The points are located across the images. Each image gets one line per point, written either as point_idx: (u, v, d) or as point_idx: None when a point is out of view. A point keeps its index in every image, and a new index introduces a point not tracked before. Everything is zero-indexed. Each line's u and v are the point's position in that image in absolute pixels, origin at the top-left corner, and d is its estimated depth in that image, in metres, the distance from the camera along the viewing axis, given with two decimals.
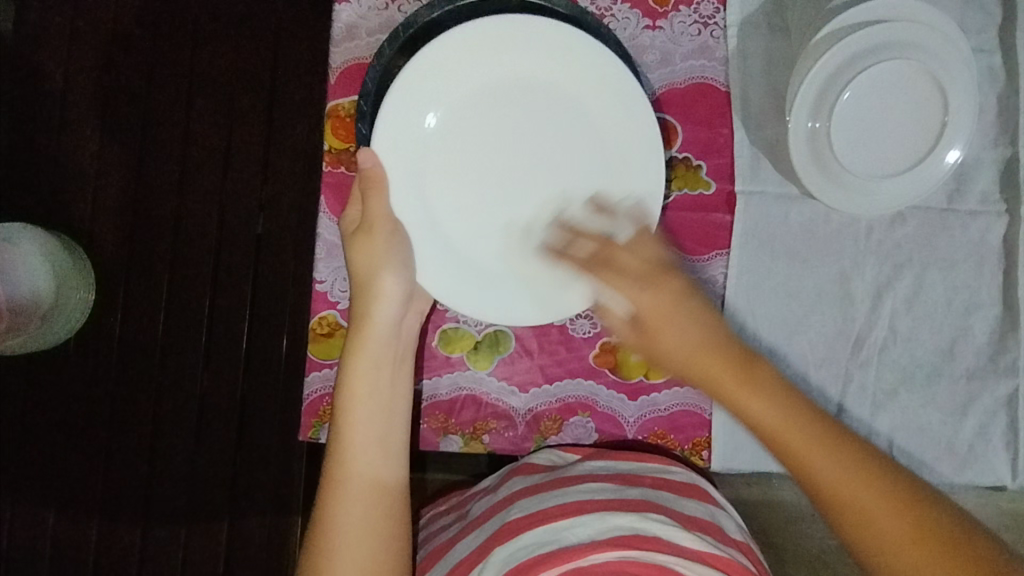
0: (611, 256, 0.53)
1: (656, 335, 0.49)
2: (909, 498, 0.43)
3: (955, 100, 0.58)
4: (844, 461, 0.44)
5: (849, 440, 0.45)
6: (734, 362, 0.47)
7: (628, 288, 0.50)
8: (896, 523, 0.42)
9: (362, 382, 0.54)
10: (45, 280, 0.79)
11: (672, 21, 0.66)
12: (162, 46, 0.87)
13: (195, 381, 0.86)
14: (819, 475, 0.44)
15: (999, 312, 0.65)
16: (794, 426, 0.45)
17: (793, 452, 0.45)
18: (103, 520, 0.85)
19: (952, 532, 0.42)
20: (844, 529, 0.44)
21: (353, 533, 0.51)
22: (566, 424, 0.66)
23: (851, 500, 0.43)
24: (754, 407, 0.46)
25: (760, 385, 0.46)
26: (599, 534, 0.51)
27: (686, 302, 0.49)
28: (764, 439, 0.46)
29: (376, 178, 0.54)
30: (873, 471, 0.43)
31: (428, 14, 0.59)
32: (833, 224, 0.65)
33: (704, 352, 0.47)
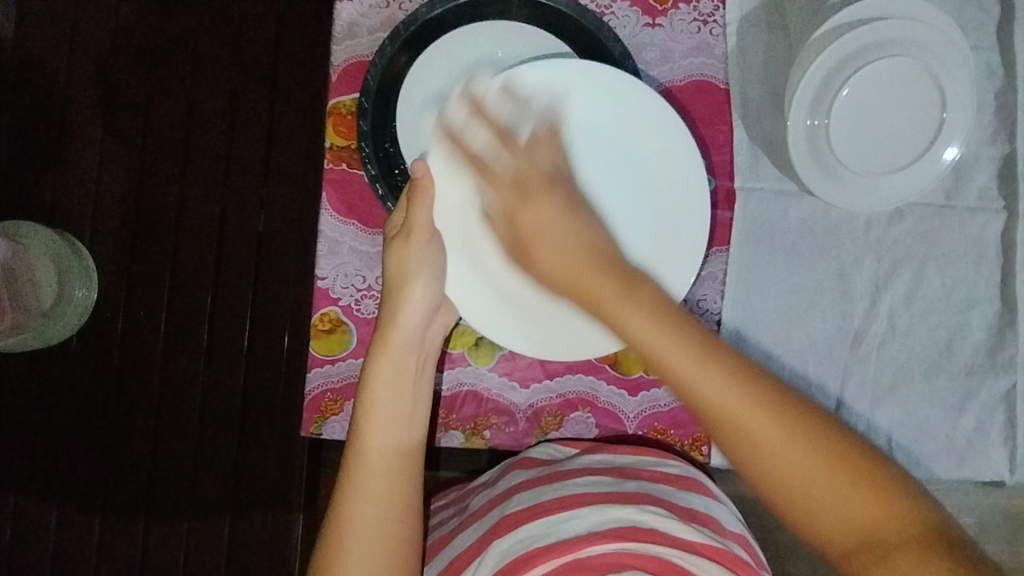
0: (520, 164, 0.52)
1: (534, 247, 0.50)
2: (787, 408, 0.41)
3: (953, 97, 0.59)
4: (721, 373, 0.41)
5: (719, 345, 0.43)
6: (613, 277, 0.46)
7: (508, 196, 0.52)
8: (794, 449, 0.40)
9: (386, 386, 0.55)
10: (47, 277, 0.81)
11: (671, 19, 0.67)
12: (163, 45, 0.87)
13: (196, 378, 0.86)
14: (697, 391, 0.42)
15: (997, 307, 0.65)
16: (665, 338, 0.43)
17: (668, 371, 0.42)
18: (104, 517, 0.85)
19: (839, 441, 0.40)
20: (729, 453, 0.42)
21: (374, 531, 0.50)
22: (566, 420, 0.67)
23: (735, 418, 0.41)
24: (636, 322, 0.44)
25: (636, 300, 0.45)
26: (596, 526, 0.51)
27: (565, 210, 0.50)
28: (645, 358, 0.44)
29: (424, 187, 0.52)
30: (748, 378, 0.42)
31: (428, 12, 0.59)
32: (832, 220, 0.65)
33: (587, 267, 0.47)
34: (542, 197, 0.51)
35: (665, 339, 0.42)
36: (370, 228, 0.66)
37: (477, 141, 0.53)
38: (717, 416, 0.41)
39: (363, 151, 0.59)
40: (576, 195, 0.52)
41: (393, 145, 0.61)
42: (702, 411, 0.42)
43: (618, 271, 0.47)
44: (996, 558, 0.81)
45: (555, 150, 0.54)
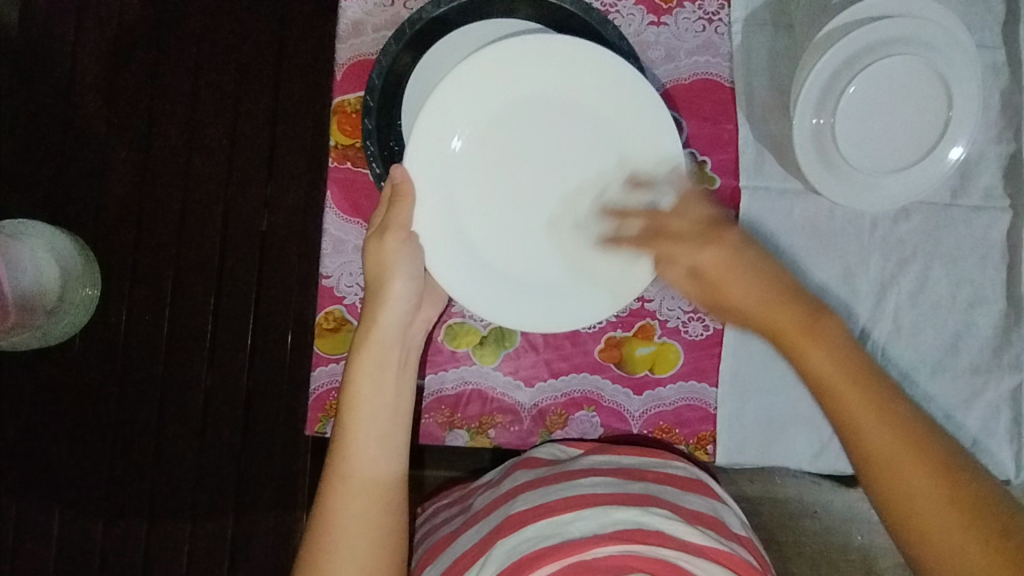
0: (660, 225, 0.54)
1: (722, 291, 0.50)
2: (954, 478, 0.42)
3: (959, 95, 0.59)
4: (894, 428, 0.44)
5: (897, 399, 0.45)
6: (804, 318, 0.48)
7: (680, 247, 0.52)
8: (938, 500, 0.42)
9: (367, 384, 0.54)
10: (53, 277, 0.80)
11: (677, 18, 0.67)
12: (168, 43, 0.87)
13: (200, 377, 0.86)
14: (863, 434, 0.44)
15: (1003, 307, 0.65)
16: (845, 376, 0.45)
17: (840, 406, 0.45)
18: (108, 516, 0.85)
19: (1004, 522, 0.41)
20: (884, 505, 0.43)
21: (354, 533, 0.51)
22: (571, 419, 0.66)
23: (897, 470, 0.43)
24: (813, 358, 0.46)
25: (826, 337, 0.46)
26: (602, 528, 0.51)
27: (746, 259, 0.50)
28: (820, 394, 0.46)
29: (404, 190, 0.53)
30: (920, 441, 0.43)
31: (434, 11, 0.59)
32: (837, 219, 0.65)
33: (773, 301, 0.49)
34: (721, 237, 0.51)
35: (845, 378, 0.45)
36: None
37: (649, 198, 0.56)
38: (878, 466, 0.43)
39: (368, 150, 0.59)
40: (751, 242, 0.51)
41: (398, 144, 0.61)
42: (861, 454, 0.44)
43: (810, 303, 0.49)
44: None
45: (708, 202, 0.54)
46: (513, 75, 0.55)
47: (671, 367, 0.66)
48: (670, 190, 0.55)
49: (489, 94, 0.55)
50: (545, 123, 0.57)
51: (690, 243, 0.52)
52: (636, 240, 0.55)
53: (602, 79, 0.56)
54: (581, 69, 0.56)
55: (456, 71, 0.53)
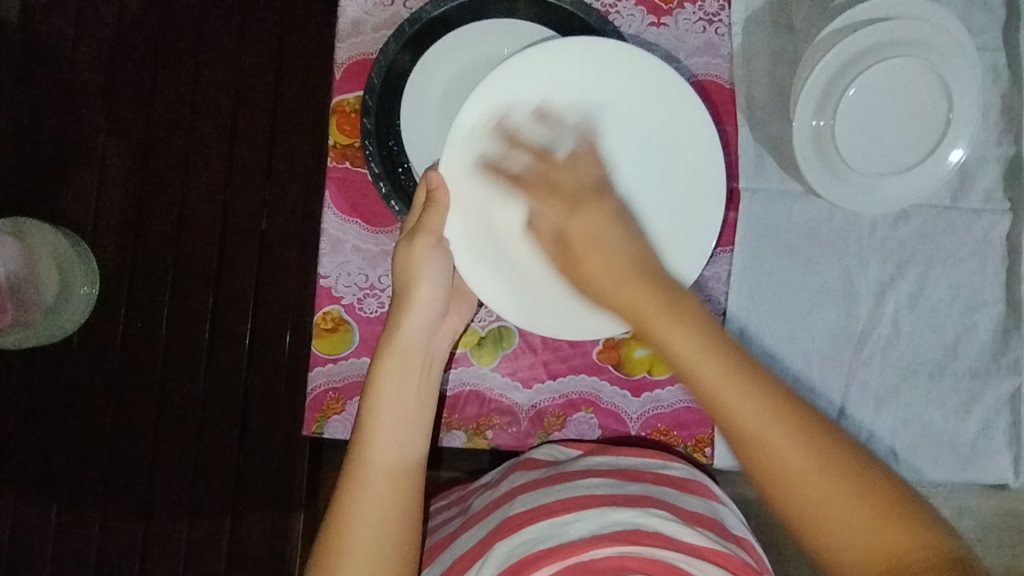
0: (547, 174, 0.52)
1: (584, 264, 0.49)
2: (821, 438, 0.41)
3: (959, 98, 0.58)
4: (760, 398, 0.42)
5: (755, 367, 0.43)
6: (663, 297, 0.45)
7: (556, 207, 0.51)
8: (810, 465, 0.41)
9: (390, 389, 0.54)
10: (50, 274, 0.81)
11: (677, 19, 0.67)
12: (167, 42, 0.87)
13: (197, 377, 0.86)
14: (730, 415, 0.42)
15: (1002, 310, 0.65)
16: (709, 352, 0.43)
17: (705, 388, 0.43)
18: (104, 515, 0.85)
19: (868, 479, 0.40)
20: (758, 477, 0.42)
21: (372, 536, 0.50)
22: (569, 420, 0.66)
23: (766, 443, 0.41)
24: (671, 340, 0.44)
25: (682, 315, 0.44)
26: (600, 529, 0.51)
27: (611, 228, 0.49)
28: (679, 373, 0.44)
29: (438, 196, 0.52)
30: (782, 407, 0.42)
31: (433, 11, 0.58)
32: (837, 221, 0.65)
33: (635, 282, 0.46)
34: (587, 209, 0.50)
35: (707, 355, 0.43)
36: (373, 227, 0.66)
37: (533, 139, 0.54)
38: (745, 442, 0.42)
39: (368, 150, 0.59)
40: (618, 206, 0.51)
41: (397, 144, 0.60)
42: (730, 430, 0.42)
43: (666, 286, 0.47)
44: (997, 562, 0.81)
45: (594, 163, 0.53)
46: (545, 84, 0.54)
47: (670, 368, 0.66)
48: (570, 135, 0.55)
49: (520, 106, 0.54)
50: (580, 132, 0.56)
51: (557, 208, 0.51)
52: (510, 181, 0.53)
53: (633, 78, 0.55)
54: (611, 69, 0.54)
55: (486, 82, 0.51)
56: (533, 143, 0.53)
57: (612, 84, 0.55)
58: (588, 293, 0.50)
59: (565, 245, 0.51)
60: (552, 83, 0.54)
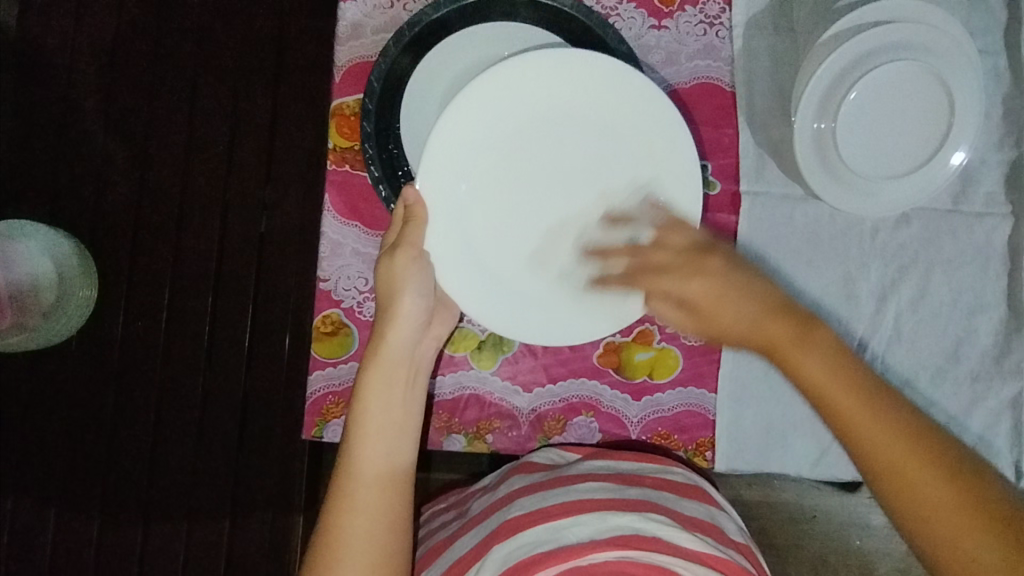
0: (648, 262, 0.53)
1: (713, 318, 0.50)
2: (954, 469, 0.42)
3: (961, 101, 0.58)
4: (887, 421, 0.43)
5: (893, 399, 0.44)
6: (791, 327, 0.48)
7: (668, 280, 0.52)
8: (936, 488, 0.42)
9: (373, 400, 0.54)
10: (45, 273, 0.79)
11: (678, 21, 0.66)
12: (167, 43, 0.87)
13: (197, 379, 0.85)
14: (857, 432, 0.44)
15: (1004, 314, 0.65)
16: (836, 378, 0.45)
17: (834, 408, 0.45)
18: (104, 518, 0.85)
19: (992, 506, 0.41)
20: (886, 503, 0.43)
21: (359, 548, 0.50)
22: (569, 424, 0.66)
23: (902, 470, 0.42)
24: (807, 367, 0.46)
25: (813, 342, 0.47)
26: (598, 533, 0.50)
27: (733, 277, 0.50)
28: (810, 398, 0.46)
29: (417, 211, 0.53)
30: (920, 436, 0.43)
31: (433, 13, 0.58)
32: (838, 225, 0.65)
33: (763, 316, 0.49)
34: (704, 263, 0.51)
35: (835, 381, 0.45)
36: (373, 230, 0.66)
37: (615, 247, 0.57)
38: (878, 466, 0.43)
39: (367, 153, 0.58)
40: (733, 255, 0.52)
41: (397, 148, 0.60)
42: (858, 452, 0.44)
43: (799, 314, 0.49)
44: None
45: (692, 229, 0.54)
46: (519, 95, 0.55)
47: (669, 373, 0.66)
48: (647, 223, 0.55)
49: (495, 117, 0.55)
50: (558, 141, 0.57)
51: (677, 274, 0.52)
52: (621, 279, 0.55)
53: (609, 86, 0.56)
54: (586, 78, 0.55)
55: (457, 99, 0.52)
56: (617, 249, 0.56)
57: (585, 96, 0.56)
58: (715, 344, 0.52)
59: (691, 311, 0.52)
60: (524, 99, 0.55)
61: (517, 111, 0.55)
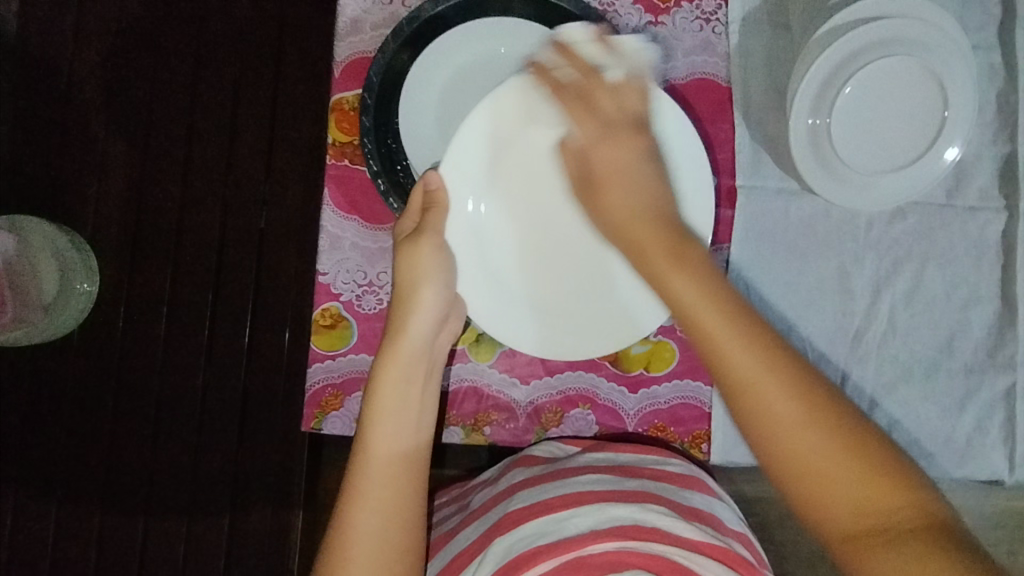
0: (589, 89, 0.53)
1: (603, 190, 0.51)
2: (816, 394, 0.41)
3: (954, 96, 0.59)
4: (756, 350, 0.41)
5: (767, 334, 0.42)
6: (665, 242, 0.47)
7: (590, 129, 0.53)
8: (789, 404, 0.40)
9: (393, 393, 0.54)
10: (14, 253, 0.78)
11: (674, 18, 0.67)
12: (167, 38, 0.88)
13: (197, 373, 0.86)
14: (723, 357, 0.42)
15: (998, 307, 0.65)
16: (710, 296, 0.43)
17: (706, 334, 0.42)
18: (104, 512, 0.85)
19: (858, 429, 0.40)
20: (752, 438, 0.41)
21: (374, 543, 0.50)
22: (566, 417, 0.67)
23: (761, 395, 0.41)
24: (675, 282, 0.44)
25: (688, 263, 0.45)
26: (599, 524, 0.51)
27: (638, 165, 0.51)
28: (684, 326, 0.44)
29: (439, 198, 0.54)
30: (795, 365, 0.42)
31: (432, 10, 0.59)
32: (833, 218, 0.65)
33: (648, 217, 0.48)
34: (621, 136, 0.52)
35: (708, 300, 0.43)
36: (372, 225, 0.66)
37: (588, 54, 0.54)
38: (738, 384, 0.41)
39: (366, 148, 0.59)
40: (646, 138, 0.52)
41: (394, 141, 0.61)
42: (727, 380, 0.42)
43: (673, 228, 0.48)
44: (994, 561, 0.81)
45: (639, 98, 0.53)
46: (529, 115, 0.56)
47: (666, 365, 0.66)
48: (619, 66, 0.53)
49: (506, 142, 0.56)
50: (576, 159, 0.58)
51: (588, 133, 0.53)
52: (552, 90, 0.54)
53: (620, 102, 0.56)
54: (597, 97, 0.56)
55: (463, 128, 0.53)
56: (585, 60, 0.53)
57: None
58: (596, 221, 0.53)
59: (590, 171, 0.53)
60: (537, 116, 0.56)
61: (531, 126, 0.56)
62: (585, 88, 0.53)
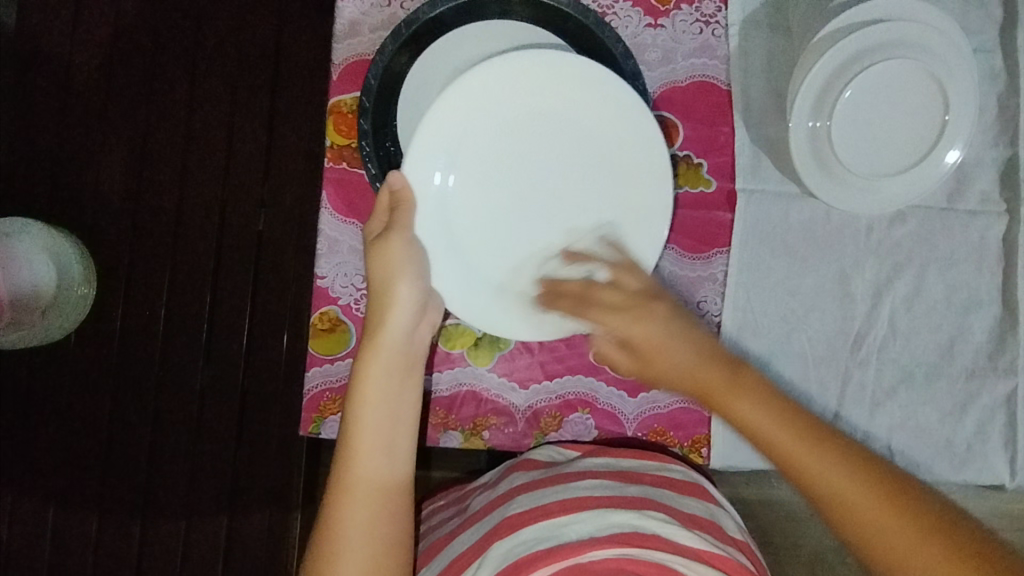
0: (593, 294, 0.53)
1: (648, 357, 0.50)
2: (926, 517, 0.41)
3: (955, 99, 0.59)
4: (843, 467, 0.43)
5: (849, 449, 0.44)
6: (724, 374, 0.48)
7: (618, 321, 0.51)
8: (898, 528, 0.41)
9: (374, 390, 0.53)
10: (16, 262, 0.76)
11: (674, 20, 0.67)
12: (165, 39, 0.87)
13: (195, 376, 0.86)
14: (808, 476, 0.43)
15: (998, 311, 0.65)
16: (782, 425, 0.45)
17: (787, 459, 0.44)
18: (102, 516, 0.85)
19: (988, 556, 0.39)
20: (871, 562, 0.41)
21: (357, 543, 0.49)
22: (566, 421, 0.66)
23: (862, 516, 0.42)
24: (754, 420, 0.46)
25: (747, 391, 0.47)
26: (599, 530, 0.51)
27: (672, 318, 0.50)
28: (762, 448, 0.46)
29: (404, 196, 0.54)
30: (888, 485, 0.42)
31: (431, 12, 0.58)
32: (833, 222, 0.65)
33: (701, 361, 0.48)
34: (650, 307, 0.51)
35: (778, 425, 0.45)
36: None
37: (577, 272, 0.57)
38: (833, 502, 0.43)
39: (364, 151, 0.59)
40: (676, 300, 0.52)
41: (394, 145, 0.61)
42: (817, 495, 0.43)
43: (733, 363, 0.49)
44: None
45: (637, 273, 0.54)
46: (499, 98, 0.56)
47: None
48: (606, 263, 0.55)
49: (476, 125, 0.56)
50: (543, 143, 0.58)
51: (621, 325, 0.51)
52: (571, 301, 0.54)
53: (591, 93, 0.57)
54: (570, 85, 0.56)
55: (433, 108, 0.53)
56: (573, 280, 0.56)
57: (564, 98, 0.57)
58: (652, 385, 0.51)
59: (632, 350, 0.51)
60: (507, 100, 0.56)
61: (500, 110, 0.56)
62: (586, 290, 0.54)
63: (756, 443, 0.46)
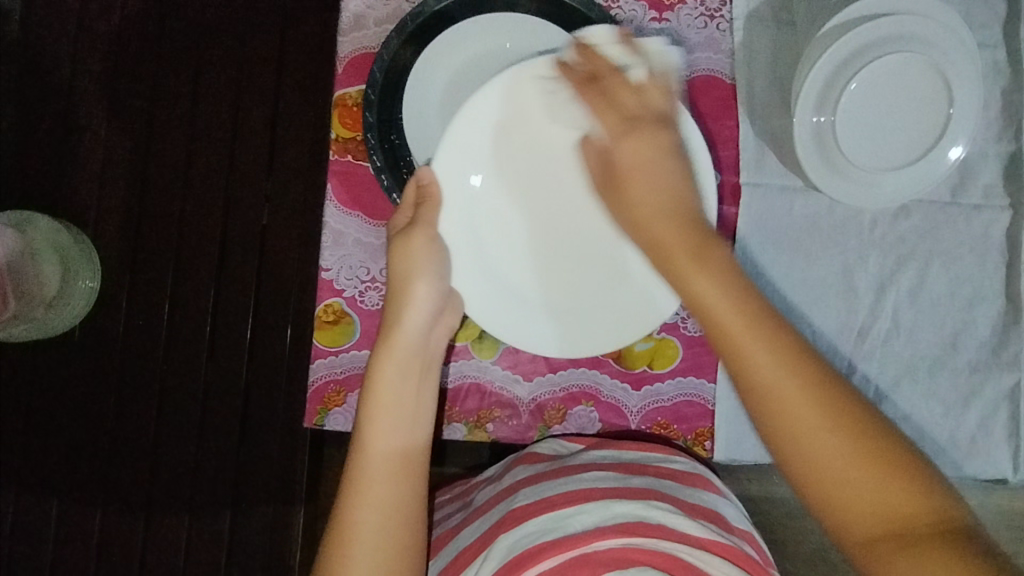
0: (605, 85, 0.52)
1: (628, 186, 0.51)
2: (841, 400, 0.42)
3: (959, 92, 0.59)
4: (775, 350, 0.42)
5: (776, 326, 0.43)
6: (690, 241, 0.47)
7: (609, 120, 0.52)
8: (814, 410, 0.41)
9: (391, 387, 0.54)
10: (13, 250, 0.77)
11: (678, 14, 0.67)
12: (168, 32, 0.87)
13: (197, 370, 0.86)
14: (746, 356, 0.42)
15: (1002, 305, 0.65)
16: (731, 299, 0.44)
17: (722, 328, 0.43)
18: (105, 509, 0.85)
19: (880, 439, 0.41)
20: (776, 441, 0.42)
21: (371, 539, 0.49)
22: (569, 414, 0.67)
23: (782, 401, 0.41)
24: (700, 284, 0.45)
25: (710, 264, 0.45)
26: (603, 521, 0.51)
27: (671, 162, 0.51)
28: (702, 319, 0.45)
29: (432, 192, 0.54)
30: (798, 360, 0.42)
31: (437, 5, 0.59)
32: (838, 216, 0.65)
33: (668, 212, 0.49)
34: (651, 132, 0.51)
35: (726, 302, 0.43)
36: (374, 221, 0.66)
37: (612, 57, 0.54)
38: (758, 387, 0.42)
39: (369, 142, 0.59)
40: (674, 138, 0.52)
41: (399, 137, 0.60)
42: (755, 387, 0.42)
43: (696, 224, 0.48)
44: None
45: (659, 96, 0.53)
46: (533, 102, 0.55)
47: (668, 363, 0.66)
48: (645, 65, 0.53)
49: (509, 131, 0.56)
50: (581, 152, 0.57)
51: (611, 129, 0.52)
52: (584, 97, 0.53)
53: None
54: None
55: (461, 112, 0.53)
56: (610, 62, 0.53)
57: None
58: (618, 217, 0.52)
59: (615, 168, 0.52)
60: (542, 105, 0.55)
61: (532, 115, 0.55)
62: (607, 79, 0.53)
63: (701, 318, 0.45)
